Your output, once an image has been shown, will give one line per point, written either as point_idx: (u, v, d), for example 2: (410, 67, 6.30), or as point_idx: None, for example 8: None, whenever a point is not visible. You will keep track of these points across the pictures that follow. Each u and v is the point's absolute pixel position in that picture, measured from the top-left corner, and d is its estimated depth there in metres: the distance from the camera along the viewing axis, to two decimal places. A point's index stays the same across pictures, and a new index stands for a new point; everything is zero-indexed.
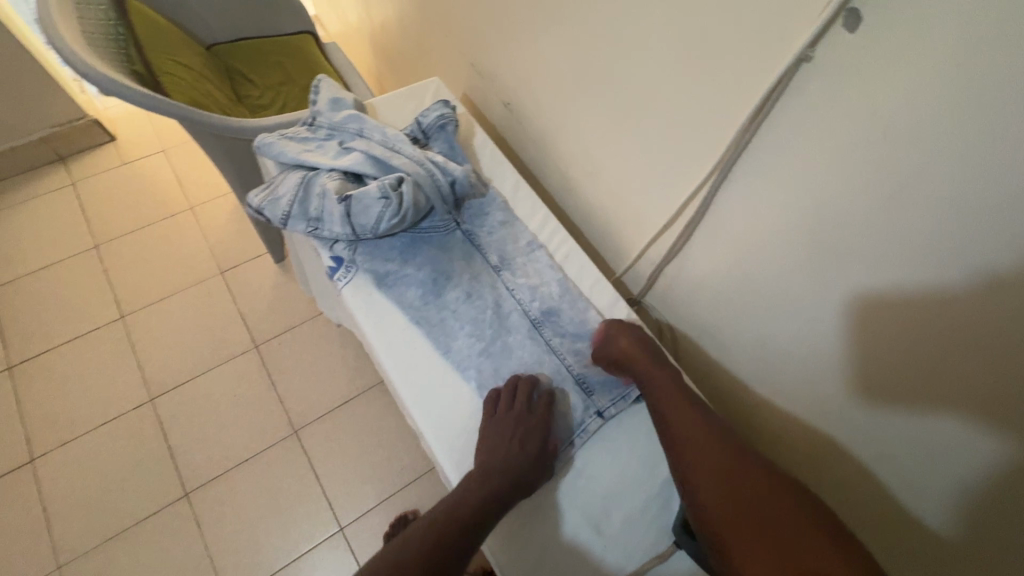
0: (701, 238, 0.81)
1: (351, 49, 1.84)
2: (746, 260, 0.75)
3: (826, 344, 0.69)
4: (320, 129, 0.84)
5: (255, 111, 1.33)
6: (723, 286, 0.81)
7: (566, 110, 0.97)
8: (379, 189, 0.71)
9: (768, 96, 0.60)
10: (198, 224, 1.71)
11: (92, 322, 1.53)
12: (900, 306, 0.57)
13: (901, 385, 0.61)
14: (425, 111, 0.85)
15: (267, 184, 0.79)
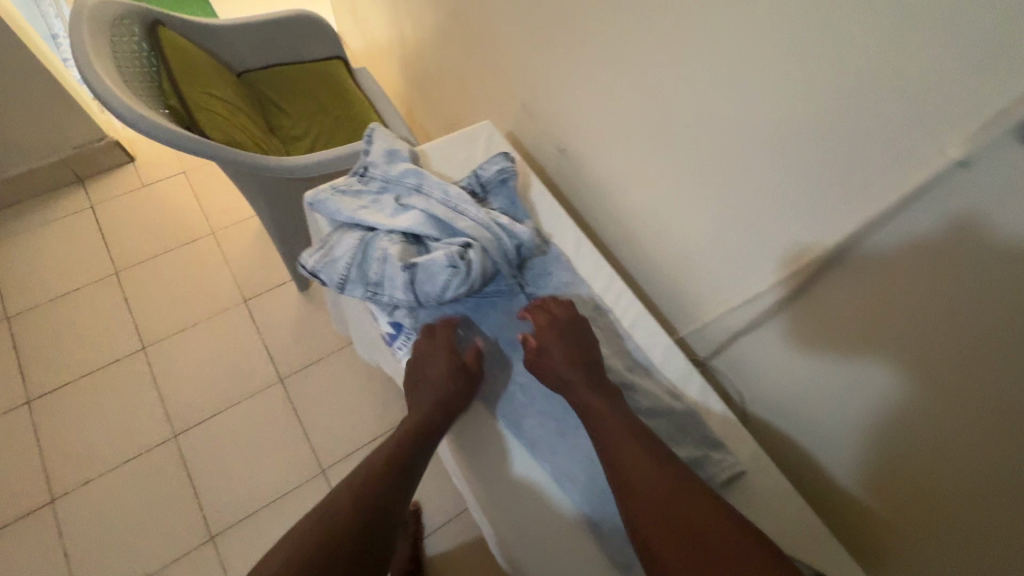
0: (794, 314, 0.76)
1: (377, 71, 1.81)
2: (835, 335, 0.72)
3: (820, 353, 0.74)
4: (374, 182, 0.80)
5: (288, 142, 1.29)
6: (813, 363, 0.76)
7: (626, 159, 0.93)
8: (448, 258, 0.67)
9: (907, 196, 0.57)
10: (221, 249, 1.67)
11: (112, 353, 1.48)
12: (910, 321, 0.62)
13: (886, 380, 0.67)
14: (484, 164, 0.81)
15: (321, 244, 0.76)
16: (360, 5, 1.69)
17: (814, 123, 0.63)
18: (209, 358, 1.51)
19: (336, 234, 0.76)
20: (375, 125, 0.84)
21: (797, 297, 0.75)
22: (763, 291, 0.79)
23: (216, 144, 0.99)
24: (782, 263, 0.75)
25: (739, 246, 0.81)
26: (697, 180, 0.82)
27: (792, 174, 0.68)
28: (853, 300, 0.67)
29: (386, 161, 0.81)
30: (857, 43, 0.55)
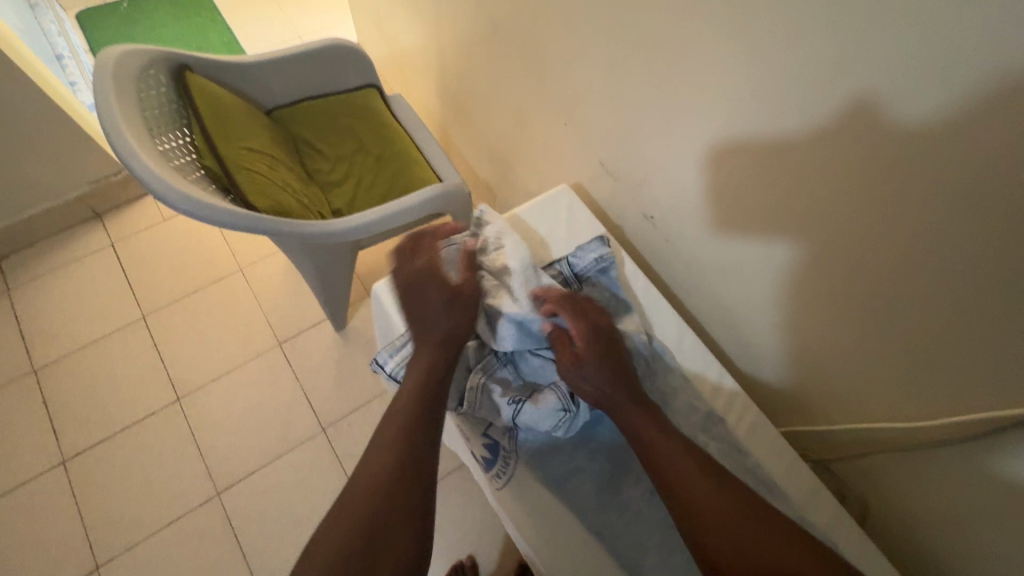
0: (950, 459, 0.63)
1: (405, 87, 1.68)
2: (969, 464, 0.61)
3: (868, 374, 0.69)
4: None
5: (326, 187, 1.18)
6: (958, 502, 0.64)
7: (711, 231, 0.81)
8: (560, 400, 0.62)
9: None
10: (251, 287, 1.59)
11: (147, 405, 1.42)
12: (967, 350, 0.56)
13: (936, 406, 0.62)
14: (579, 250, 0.76)
15: (405, 338, 0.68)
16: (388, 19, 1.56)
17: (993, 270, 0.50)
18: (249, 407, 1.44)
19: (415, 323, 0.69)
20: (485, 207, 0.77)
21: (958, 442, 0.61)
22: (912, 426, 0.65)
23: (265, 216, 0.92)
24: (932, 396, 0.62)
25: (874, 364, 0.68)
26: (818, 277, 0.69)
27: (952, 313, 0.56)
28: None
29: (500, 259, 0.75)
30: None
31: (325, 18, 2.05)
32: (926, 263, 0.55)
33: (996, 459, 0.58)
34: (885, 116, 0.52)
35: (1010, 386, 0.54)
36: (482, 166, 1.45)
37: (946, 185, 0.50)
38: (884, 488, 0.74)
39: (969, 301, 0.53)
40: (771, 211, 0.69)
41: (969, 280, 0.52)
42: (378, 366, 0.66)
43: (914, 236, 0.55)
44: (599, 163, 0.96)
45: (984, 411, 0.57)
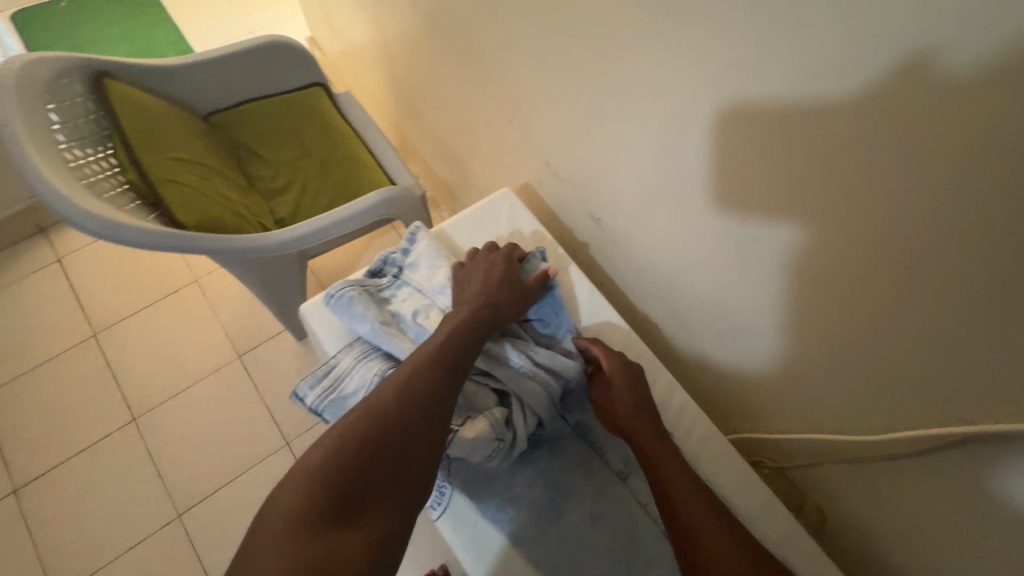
0: (899, 474, 0.59)
1: (360, 83, 1.61)
2: (912, 476, 0.57)
3: (807, 387, 0.65)
4: (403, 291, 0.71)
5: (270, 195, 1.13)
6: (907, 514, 0.60)
7: (653, 232, 0.76)
8: (493, 428, 0.59)
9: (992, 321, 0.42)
10: (207, 298, 1.52)
11: (100, 427, 1.36)
12: (900, 363, 0.52)
13: (874, 419, 0.58)
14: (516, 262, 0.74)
15: (326, 371, 0.63)
16: (336, 12, 1.49)
17: (923, 285, 0.45)
18: (206, 424, 1.38)
19: (340, 352, 0.65)
20: (417, 225, 0.76)
21: (905, 457, 0.56)
22: (856, 440, 0.61)
23: (195, 233, 0.86)
24: (871, 409, 0.58)
25: (813, 382, 0.64)
26: (756, 288, 0.64)
27: (887, 329, 0.51)
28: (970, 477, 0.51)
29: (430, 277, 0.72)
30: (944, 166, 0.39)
31: (280, 11, 1.96)
32: (858, 276, 0.51)
33: (942, 480, 0.54)
34: (802, 122, 0.47)
35: (948, 405, 0.49)
36: (439, 164, 1.39)
37: (869, 195, 0.45)
38: (833, 500, 0.69)
39: (902, 316, 0.49)
40: (705, 216, 0.65)
41: (900, 295, 0.48)
42: (297, 398, 0.63)
43: (842, 246, 0.50)
44: (544, 162, 0.91)
45: (921, 429, 0.53)
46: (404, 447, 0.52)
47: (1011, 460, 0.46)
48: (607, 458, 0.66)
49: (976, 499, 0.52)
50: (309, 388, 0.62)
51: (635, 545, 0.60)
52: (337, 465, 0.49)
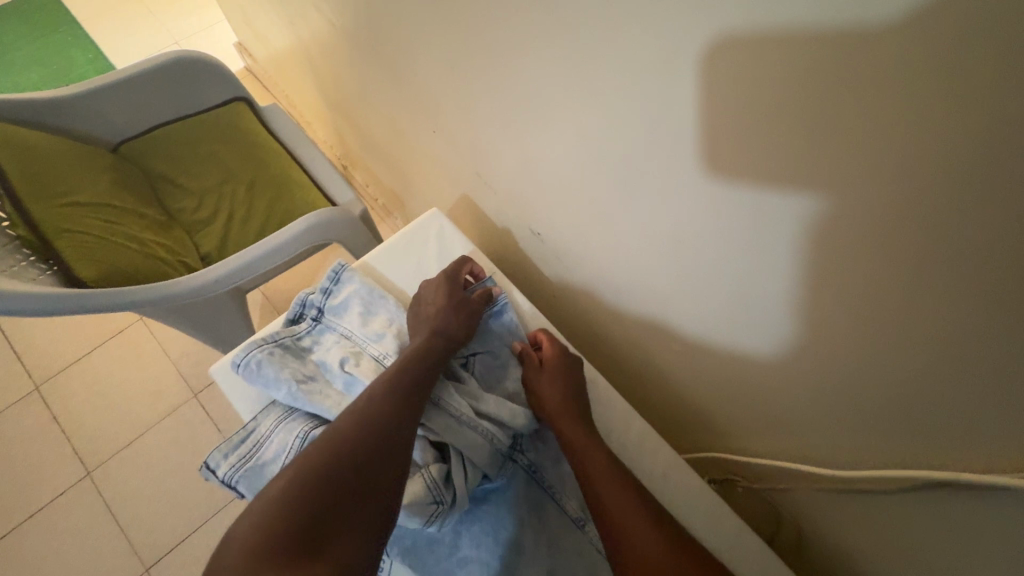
0: (881, 503, 0.54)
1: (294, 92, 1.51)
2: (895, 497, 0.52)
3: (777, 399, 0.60)
4: (327, 340, 0.62)
5: (195, 229, 1.04)
6: (890, 537, 0.56)
7: (603, 242, 0.70)
8: (429, 492, 0.53)
9: (979, 333, 0.37)
10: (156, 337, 1.44)
11: (53, 485, 1.28)
12: (875, 376, 0.47)
13: (852, 432, 0.53)
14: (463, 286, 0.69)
15: (241, 442, 0.55)
16: (258, 18, 1.38)
17: (906, 316, 0.41)
18: (169, 471, 1.31)
19: (258, 416, 0.57)
20: (341, 262, 0.65)
21: (894, 491, 0.52)
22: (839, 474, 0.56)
23: (99, 289, 0.77)
24: (846, 423, 0.53)
25: (779, 397, 0.59)
26: (709, 306, 0.60)
27: (858, 355, 0.47)
28: (955, 498, 0.46)
29: (359, 320, 0.62)
30: (915, 160, 0.34)
31: (201, 17, 1.83)
32: (824, 300, 0.46)
33: (926, 514, 0.50)
34: (753, 141, 0.42)
35: (935, 435, 0.45)
36: (384, 176, 1.32)
37: (830, 221, 0.41)
38: (812, 522, 0.65)
39: (878, 345, 0.45)
40: (655, 233, 0.60)
41: (876, 322, 0.43)
42: (208, 471, 0.54)
43: (811, 271, 0.46)
44: (478, 173, 0.85)
45: (910, 464, 0.49)
46: (366, 472, 0.46)
47: (1006, 498, 0.43)
48: (562, 504, 0.60)
49: (964, 523, 0.47)
50: (222, 459, 0.54)
51: None
52: (299, 492, 0.43)
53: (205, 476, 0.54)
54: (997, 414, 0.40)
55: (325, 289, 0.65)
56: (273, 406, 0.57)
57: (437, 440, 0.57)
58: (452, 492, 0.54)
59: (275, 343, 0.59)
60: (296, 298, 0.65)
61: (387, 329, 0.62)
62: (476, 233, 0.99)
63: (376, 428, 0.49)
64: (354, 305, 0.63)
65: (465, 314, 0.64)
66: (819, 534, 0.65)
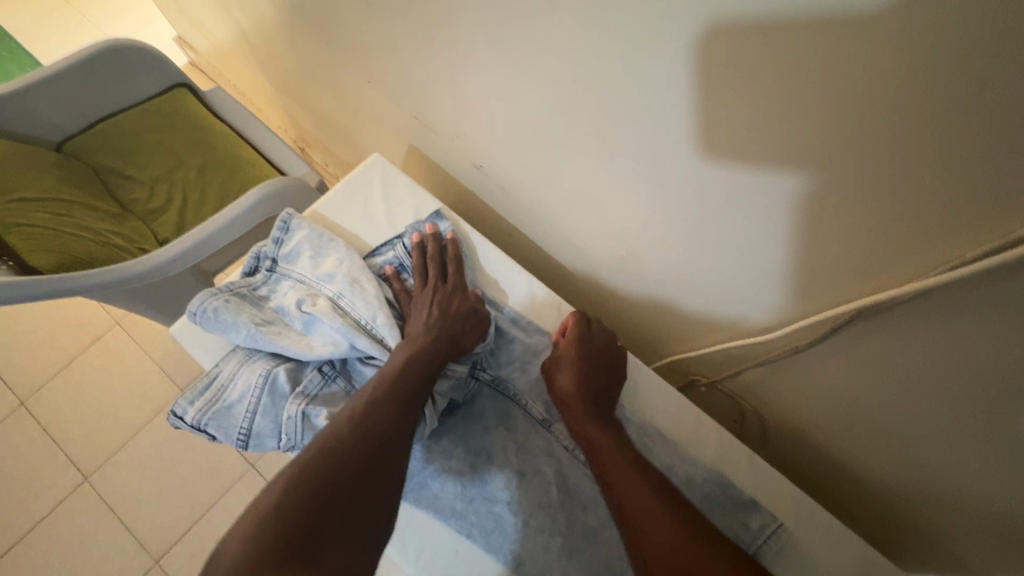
0: (819, 359, 0.57)
1: (239, 78, 1.49)
2: (831, 355, 0.55)
3: (720, 287, 0.62)
4: (283, 286, 0.62)
5: (150, 217, 1.04)
6: (835, 397, 0.59)
7: (538, 166, 0.71)
8: None
9: (859, 164, 0.40)
10: (135, 339, 1.44)
11: (52, 494, 1.30)
12: (792, 235, 0.49)
13: (786, 301, 0.56)
14: (415, 229, 0.67)
15: (205, 386, 0.56)
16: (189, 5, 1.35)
17: (802, 159, 0.43)
18: (165, 466, 1.32)
19: (220, 362, 0.57)
20: (289, 211, 0.66)
21: (818, 340, 0.55)
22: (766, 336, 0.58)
23: (54, 275, 0.77)
24: (779, 293, 0.56)
25: (719, 283, 0.62)
26: (642, 201, 0.61)
27: (774, 216, 0.49)
28: (877, 335, 0.49)
29: (311, 263, 0.63)
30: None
31: (138, 16, 1.78)
32: (735, 167, 0.48)
33: (855, 357, 0.53)
34: (644, 10, 0.43)
35: (849, 277, 0.48)
36: (337, 147, 1.30)
37: (724, 78, 0.42)
38: (771, 403, 0.67)
39: (790, 197, 0.46)
40: (581, 134, 0.60)
41: (784, 173, 0.45)
42: (176, 420, 0.54)
43: (720, 135, 0.47)
44: (416, 117, 0.85)
45: (828, 308, 0.51)
46: (372, 468, 0.44)
47: (914, 325, 0.46)
48: (528, 411, 0.62)
49: (889, 360, 0.50)
50: (188, 406, 0.54)
51: (569, 497, 0.58)
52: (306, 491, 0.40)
53: (174, 424, 0.55)
54: (895, 235, 0.42)
55: (278, 240, 0.65)
56: (236, 351, 0.58)
57: None
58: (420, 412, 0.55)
59: (232, 294, 0.60)
60: (251, 251, 0.66)
61: (340, 268, 0.62)
62: (429, 184, 0.98)
63: (377, 424, 0.47)
64: (307, 252, 0.64)
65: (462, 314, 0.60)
66: (777, 415, 0.69)
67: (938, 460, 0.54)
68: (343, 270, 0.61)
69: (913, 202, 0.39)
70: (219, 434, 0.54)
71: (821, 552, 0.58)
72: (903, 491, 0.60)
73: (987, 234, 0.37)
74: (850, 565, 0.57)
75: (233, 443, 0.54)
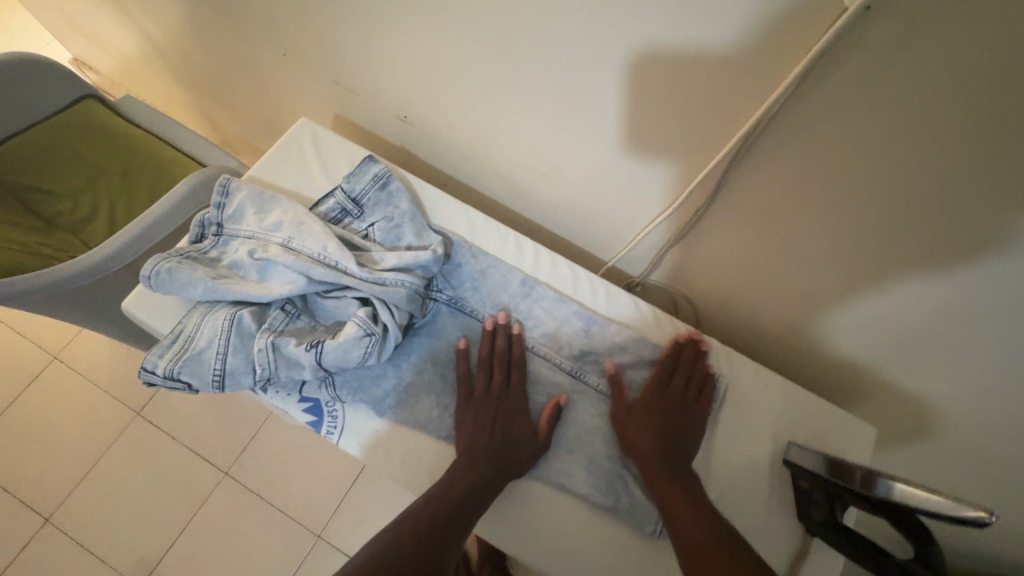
0: (722, 214, 0.66)
1: (146, 90, 1.45)
2: (726, 214, 0.65)
3: (629, 183, 0.70)
4: (233, 244, 0.64)
5: (76, 228, 1.02)
6: (741, 256, 0.69)
7: (455, 106, 0.77)
8: (359, 326, 0.57)
9: (697, 26, 0.49)
10: (77, 371, 1.38)
11: (10, 543, 1.22)
12: (667, 111, 0.58)
13: (680, 175, 0.65)
14: (352, 175, 0.70)
15: (172, 340, 0.58)
16: (78, 19, 1.30)
17: (658, 32, 0.52)
18: (133, 491, 1.28)
19: (183, 319, 0.59)
20: (226, 176, 0.68)
21: (711, 202, 0.65)
22: (670, 210, 0.68)
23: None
24: (674, 173, 0.65)
25: (626, 180, 0.70)
26: (551, 116, 0.68)
27: (651, 94, 0.58)
28: (752, 183, 0.60)
29: (256, 218, 0.65)
30: None
31: (22, 45, 1.69)
32: (610, 54, 0.57)
33: (746, 204, 0.62)
34: None
35: (719, 136, 0.57)
36: (264, 140, 1.30)
37: None
38: (694, 279, 0.78)
39: (661, 68, 0.55)
40: (483, 63, 0.67)
41: (655, 44, 0.53)
42: (148, 375, 0.57)
43: (596, 24, 0.54)
44: (337, 84, 0.88)
45: (712, 166, 0.60)
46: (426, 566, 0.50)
47: (774, 163, 0.56)
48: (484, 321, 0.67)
49: (768, 204, 0.61)
50: (158, 360, 0.57)
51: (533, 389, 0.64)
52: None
53: (146, 380, 0.57)
54: (746, 79, 0.51)
55: (220, 205, 0.67)
56: (199, 304, 0.60)
57: (361, 297, 0.60)
58: (380, 323, 0.58)
59: (184, 259, 0.61)
60: (194, 222, 0.67)
61: (289, 218, 0.65)
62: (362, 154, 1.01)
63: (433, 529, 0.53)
64: (253, 211, 0.66)
65: (533, 433, 0.61)
66: (702, 289, 0.79)
67: (823, 289, 0.65)
68: (291, 223, 0.64)
69: (745, 50, 0.48)
70: (194, 381, 0.56)
71: (752, 390, 0.67)
72: (806, 326, 0.72)
73: (799, 57, 0.46)
74: (778, 397, 0.67)
75: (209, 387, 0.57)
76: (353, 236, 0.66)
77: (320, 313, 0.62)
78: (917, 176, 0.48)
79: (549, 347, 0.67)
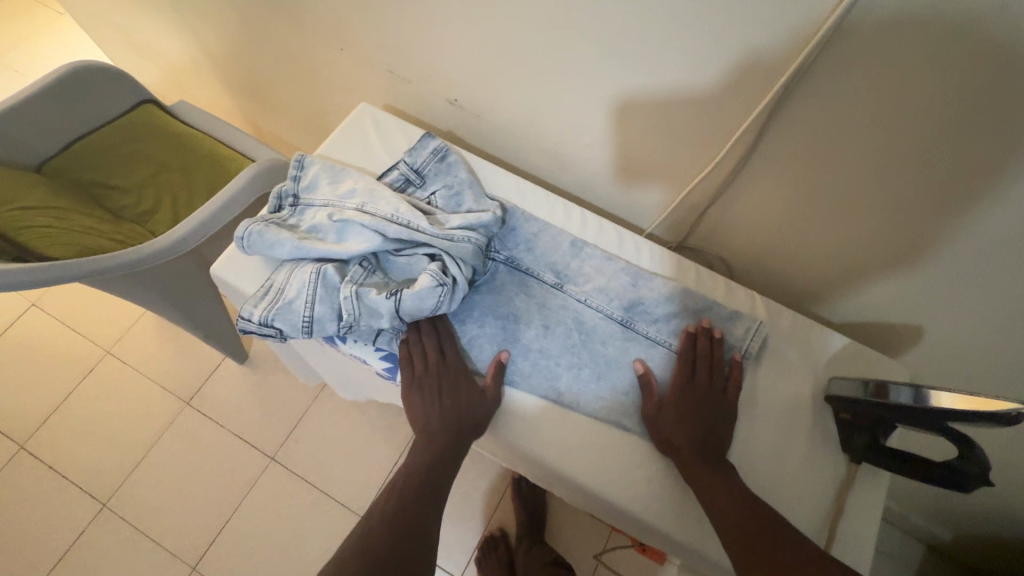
0: (756, 174, 0.71)
1: (194, 97, 1.54)
2: (760, 174, 0.70)
3: (665, 150, 0.75)
4: (310, 211, 0.71)
5: (141, 219, 1.09)
6: (774, 214, 0.74)
7: (500, 87, 0.83)
8: (433, 276, 0.62)
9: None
10: (129, 363, 1.45)
11: (70, 526, 1.28)
12: (701, 78, 0.63)
13: (713, 140, 0.70)
14: (413, 150, 0.76)
15: (264, 292, 0.64)
16: (132, 32, 1.40)
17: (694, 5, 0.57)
18: (184, 476, 1.33)
19: (273, 275, 0.66)
20: (301, 153, 0.75)
21: (744, 164, 0.70)
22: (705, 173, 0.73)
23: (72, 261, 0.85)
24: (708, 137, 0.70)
25: (662, 147, 0.75)
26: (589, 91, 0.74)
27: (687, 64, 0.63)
28: (784, 141, 0.64)
29: (330, 187, 0.72)
30: None
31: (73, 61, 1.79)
32: (649, 28, 0.62)
33: (779, 161, 0.67)
34: None
35: (751, 98, 0.62)
36: (307, 136, 1.37)
37: None
38: (730, 239, 0.83)
39: (696, 37, 0.59)
40: (527, 44, 0.73)
41: (691, 14, 0.58)
42: (245, 324, 0.63)
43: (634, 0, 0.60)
44: (388, 73, 0.95)
45: (745, 126, 0.65)
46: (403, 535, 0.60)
47: (805, 121, 0.61)
48: (539, 277, 0.73)
49: (801, 160, 0.65)
50: (254, 309, 0.63)
51: (589, 338, 0.69)
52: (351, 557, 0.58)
53: (242, 328, 0.63)
54: (777, 40, 0.55)
55: (297, 179, 0.74)
56: (285, 262, 0.67)
57: (430, 252, 0.66)
58: (452, 274, 0.64)
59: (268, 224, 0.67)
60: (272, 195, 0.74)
61: (360, 186, 0.71)
62: None
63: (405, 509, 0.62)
64: (326, 182, 0.73)
65: (481, 398, 0.65)
66: (736, 249, 0.84)
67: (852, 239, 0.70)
68: (362, 191, 0.70)
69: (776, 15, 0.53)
70: (284, 329, 0.62)
71: (790, 337, 0.71)
72: (839, 277, 0.76)
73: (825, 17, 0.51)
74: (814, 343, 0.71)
75: (297, 334, 0.62)
76: (418, 201, 0.72)
77: (391, 269, 0.68)
78: (939, 119, 0.52)
79: (602, 300, 0.72)
